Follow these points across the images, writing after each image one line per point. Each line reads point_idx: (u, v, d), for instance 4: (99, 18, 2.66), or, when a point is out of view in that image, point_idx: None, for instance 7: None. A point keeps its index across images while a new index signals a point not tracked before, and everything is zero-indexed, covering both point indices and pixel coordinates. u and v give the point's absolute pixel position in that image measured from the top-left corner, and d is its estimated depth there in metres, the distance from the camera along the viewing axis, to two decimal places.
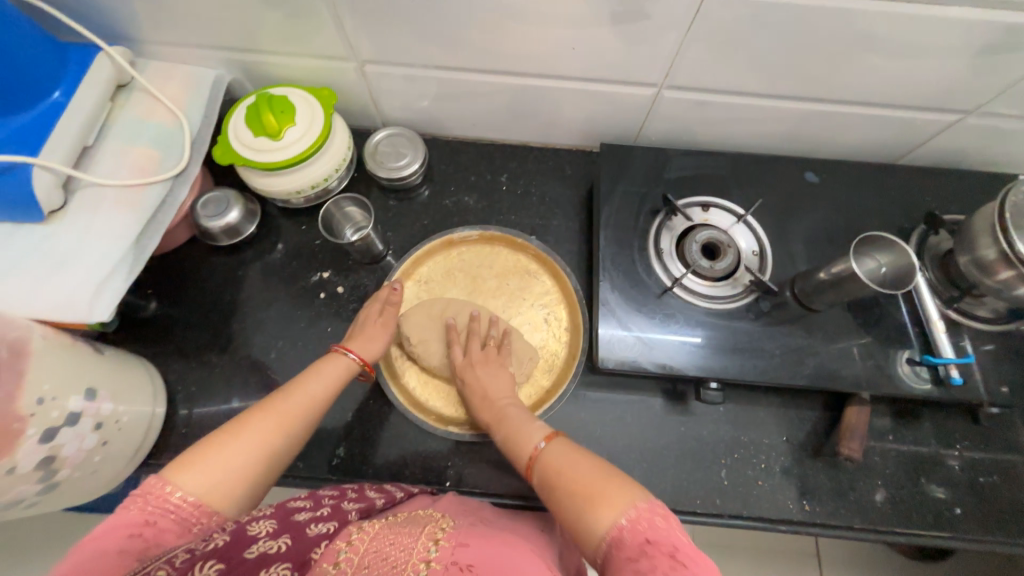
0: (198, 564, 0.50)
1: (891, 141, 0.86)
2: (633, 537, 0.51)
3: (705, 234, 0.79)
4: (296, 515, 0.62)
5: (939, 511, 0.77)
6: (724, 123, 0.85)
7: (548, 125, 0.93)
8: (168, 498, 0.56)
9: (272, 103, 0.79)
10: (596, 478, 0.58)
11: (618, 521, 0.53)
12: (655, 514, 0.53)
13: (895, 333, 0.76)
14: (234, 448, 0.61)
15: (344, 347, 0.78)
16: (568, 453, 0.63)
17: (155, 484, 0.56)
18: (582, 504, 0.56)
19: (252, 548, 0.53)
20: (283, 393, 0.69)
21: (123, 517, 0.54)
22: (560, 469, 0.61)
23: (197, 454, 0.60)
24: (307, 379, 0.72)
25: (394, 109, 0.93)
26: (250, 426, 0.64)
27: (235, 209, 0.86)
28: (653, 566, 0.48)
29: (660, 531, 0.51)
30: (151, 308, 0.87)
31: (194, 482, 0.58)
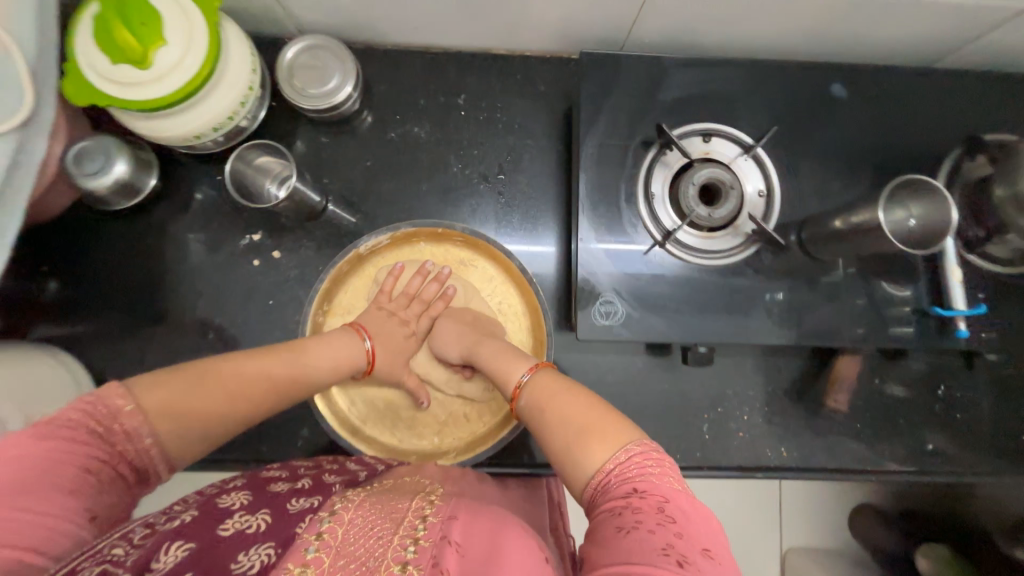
0: (160, 549, 0.42)
1: (943, 37, 0.68)
2: (620, 485, 0.45)
3: (704, 173, 0.66)
4: (273, 487, 0.54)
5: (913, 449, 0.78)
6: (735, 18, 0.66)
7: (511, 25, 0.72)
8: (128, 432, 0.45)
9: (125, 11, 0.57)
10: (590, 408, 0.52)
11: (606, 461, 0.47)
12: (649, 460, 0.46)
13: (907, 280, 0.68)
14: (216, 396, 0.50)
15: (363, 330, 0.69)
16: (557, 389, 0.57)
17: (118, 403, 0.45)
18: (568, 439, 0.50)
19: (224, 527, 0.45)
20: (290, 351, 0.59)
21: (78, 447, 0.43)
22: (552, 398, 0.55)
23: (165, 374, 0.50)
24: (318, 349, 0.62)
25: (307, 10, 0.70)
26: (238, 374, 0.53)
27: (121, 162, 0.68)
28: (639, 519, 0.41)
29: (655, 480, 0.44)
30: (52, 290, 0.74)
31: (159, 421, 0.46)
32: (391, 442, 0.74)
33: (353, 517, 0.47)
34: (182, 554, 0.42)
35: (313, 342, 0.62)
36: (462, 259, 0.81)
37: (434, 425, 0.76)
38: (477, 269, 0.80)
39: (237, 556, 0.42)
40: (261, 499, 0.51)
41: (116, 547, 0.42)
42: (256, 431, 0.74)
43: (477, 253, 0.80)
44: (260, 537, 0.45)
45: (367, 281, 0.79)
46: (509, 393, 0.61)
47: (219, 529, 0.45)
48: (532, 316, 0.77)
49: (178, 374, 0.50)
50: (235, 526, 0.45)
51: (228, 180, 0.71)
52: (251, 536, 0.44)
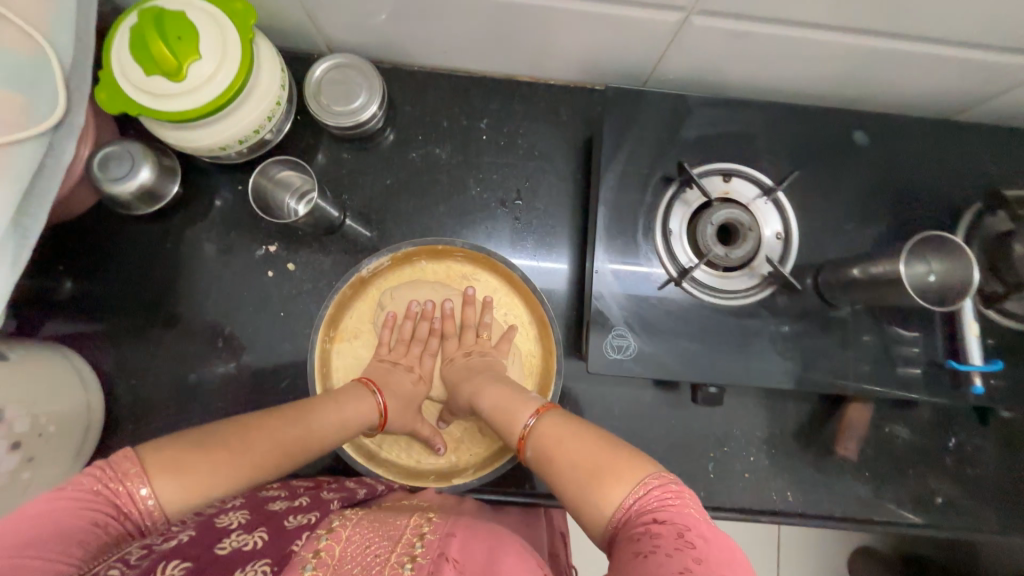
0: (159, 565, 0.40)
1: (968, 91, 0.68)
2: (639, 517, 0.44)
3: (724, 213, 0.65)
4: (270, 507, 0.53)
5: (922, 502, 0.76)
6: (761, 61, 0.67)
7: (538, 54, 0.73)
8: (131, 496, 0.45)
9: (163, 25, 0.58)
10: (597, 449, 0.51)
11: (621, 497, 0.46)
12: (669, 491, 0.46)
13: (923, 332, 0.67)
14: (218, 468, 0.49)
15: (374, 385, 0.68)
16: (566, 429, 0.56)
17: (126, 469, 0.46)
18: (584, 482, 0.49)
19: (223, 544, 0.44)
20: (293, 417, 0.58)
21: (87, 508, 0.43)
22: (560, 440, 0.54)
23: (183, 451, 0.49)
24: (323, 413, 0.61)
25: (339, 29, 0.71)
26: (248, 451, 0.52)
27: (146, 168, 0.69)
28: (657, 544, 0.41)
29: (673, 511, 0.44)
30: (67, 288, 0.74)
31: (165, 494, 0.46)
32: (408, 470, 0.72)
33: (351, 535, 0.48)
34: (182, 570, 0.40)
35: (320, 407, 0.61)
36: (466, 274, 0.78)
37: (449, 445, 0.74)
38: (480, 282, 0.78)
39: (235, 571, 0.41)
40: (259, 516, 0.50)
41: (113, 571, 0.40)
42: None
43: (481, 267, 0.78)
44: (262, 553, 0.44)
45: (372, 303, 0.77)
46: (515, 441, 0.59)
47: (217, 547, 0.44)
48: (541, 330, 0.76)
49: (195, 450, 0.49)
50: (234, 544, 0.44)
51: (250, 194, 0.71)
52: (249, 552, 0.43)
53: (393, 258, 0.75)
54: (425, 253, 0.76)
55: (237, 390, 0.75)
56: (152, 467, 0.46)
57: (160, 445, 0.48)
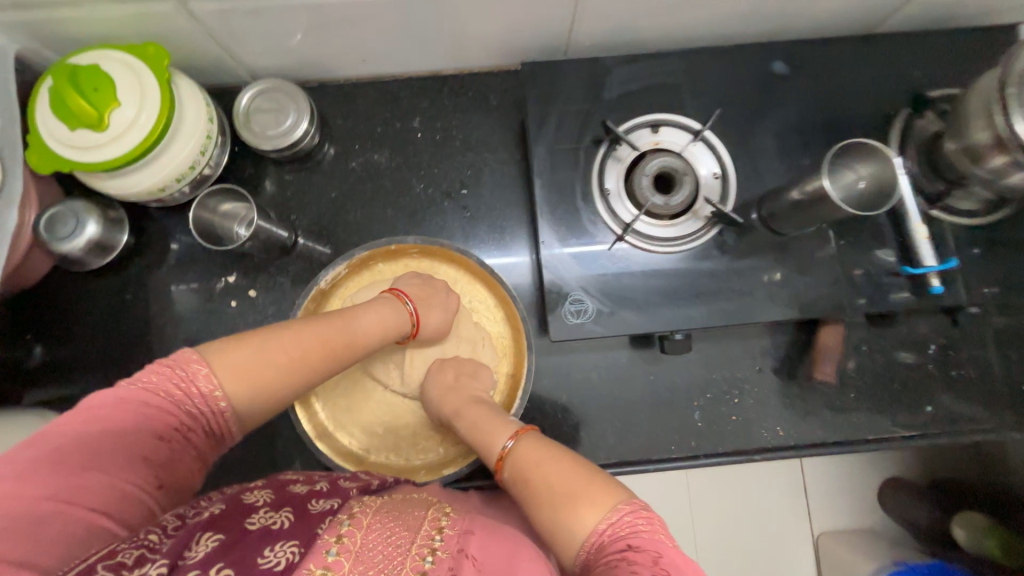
0: (194, 538, 0.41)
1: (874, 4, 0.69)
2: (614, 543, 0.45)
3: (656, 162, 0.66)
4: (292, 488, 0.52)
5: (912, 413, 0.76)
6: (667, 11, 0.68)
7: (454, 45, 0.74)
8: (183, 389, 0.48)
9: (77, 79, 0.60)
10: (575, 474, 0.51)
11: (595, 526, 0.47)
12: (640, 518, 0.46)
13: (875, 243, 0.68)
14: (285, 362, 0.53)
15: (403, 295, 0.68)
16: (543, 452, 0.55)
17: (195, 368, 0.49)
18: (553, 503, 0.49)
19: (252, 520, 0.43)
20: (341, 320, 0.59)
21: (156, 411, 0.47)
22: (536, 465, 0.53)
23: (233, 345, 0.52)
24: (362, 317, 0.62)
25: (257, 56, 0.72)
26: (297, 342, 0.54)
27: (93, 222, 0.71)
28: (633, 571, 0.42)
29: (645, 539, 0.45)
30: (38, 354, 0.75)
31: (234, 387, 0.50)
32: (397, 467, 0.72)
33: (373, 523, 0.47)
34: (215, 544, 0.40)
35: (361, 310, 0.62)
36: (425, 268, 0.79)
37: (435, 436, 0.74)
38: (440, 274, 0.79)
39: (264, 550, 0.40)
40: (283, 498, 0.48)
41: (152, 533, 0.42)
42: (252, 469, 0.75)
43: (437, 259, 0.78)
44: (289, 533, 0.43)
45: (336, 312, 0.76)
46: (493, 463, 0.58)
47: (246, 522, 0.43)
48: (506, 309, 0.77)
49: (242, 343, 0.52)
50: (262, 521, 0.43)
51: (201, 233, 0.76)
52: (276, 533, 0.42)
53: (354, 261, 0.76)
54: (382, 254, 0.77)
55: None
56: (219, 364, 0.50)
57: (223, 348, 0.51)
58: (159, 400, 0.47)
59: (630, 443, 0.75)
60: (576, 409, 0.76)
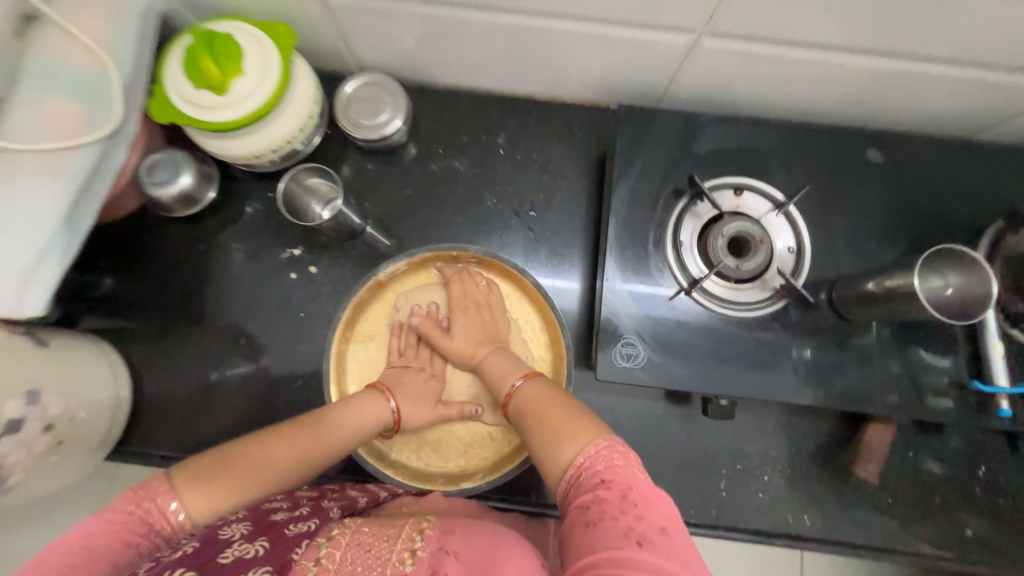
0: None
1: (982, 112, 0.69)
2: (589, 477, 0.48)
3: (735, 226, 0.66)
4: (272, 515, 0.52)
5: (950, 533, 0.72)
6: (770, 82, 0.69)
7: (556, 74, 0.77)
8: (162, 512, 0.49)
9: (213, 44, 0.64)
10: (567, 414, 0.54)
11: (578, 458, 0.49)
12: (615, 453, 0.48)
13: (944, 351, 0.66)
14: (251, 473, 0.54)
15: (385, 391, 0.68)
16: (544, 395, 0.58)
17: (157, 487, 0.50)
18: (545, 441, 0.53)
19: (224, 554, 0.44)
20: (315, 424, 0.60)
21: (119, 526, 0.47)
22: (535, 406, 0.57)
23: (220, 467, 0.53)
24: (338, 416, 0.62)
25: (370, 51, 0.76)
26: (268, 453, 0.56)
27: (188, 173, 0.75)
28: (604, 511, 0.44)
29: (617, 472, 0.47)
30: (106, 285, 0.79)
31: (196, 504, 0.50)
32: (416, 470, 0.73)
33: (350, 541, 0.49)
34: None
35: (338, 412, 0.62)
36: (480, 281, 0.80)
37: (457, 446, 0.74)
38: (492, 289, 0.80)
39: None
40: (261, 527, 0.50)
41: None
42: None
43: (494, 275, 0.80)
44: (264, 561, 0.44)
45: (387, 307, 0.79)
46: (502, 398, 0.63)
47: (219, 557, 0.44)
48: (552, 336, 0.77)
49: (223, 477, 0.52)
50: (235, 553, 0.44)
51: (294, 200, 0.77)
52: (249, 561, 0.44)
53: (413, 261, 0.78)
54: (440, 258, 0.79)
55: (254, 387, 0.78)
56: (181, 484, 0.50)
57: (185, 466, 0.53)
58: (126, 521, 0.47)
59: None
60: None
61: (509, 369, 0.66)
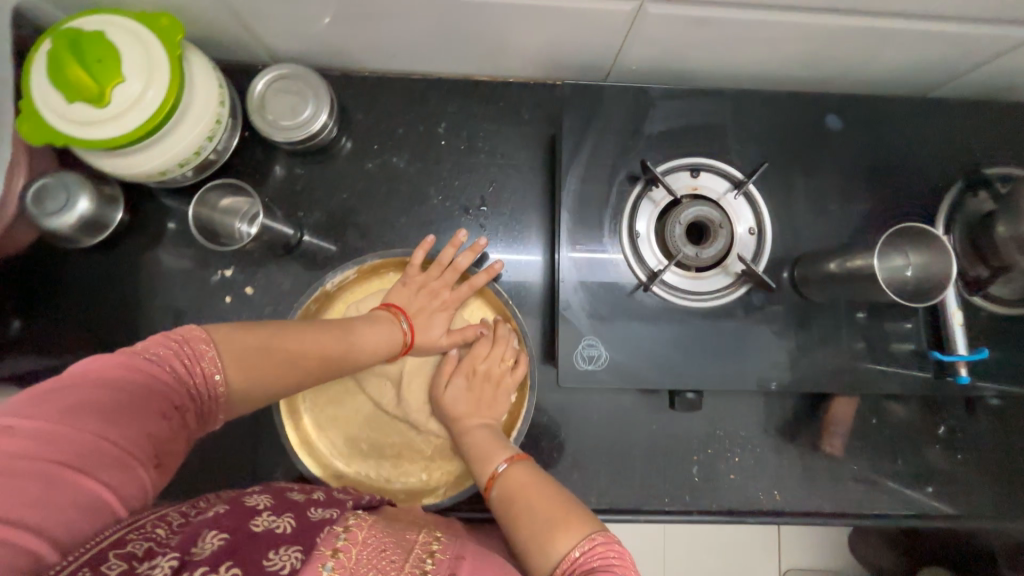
0: (203, 534, 0.39)
1: (944, 65, 0.65)
2: (587, 575, 0.45)
3: (692, 211, 0.62)
4: (291, 495, 0.48)
5: (913, 492, 0.74)
6: (724, 48, 0.63)
7: (493, 51, 0.69)
8: (206, 377, 0.50)
9: (79, 47, 0.54)
10: (557, 506, 0.52)
11: (572, 552, 0.47)
12: (611, 551, 0.47)
13: (907, 322, 0.64)
14: (280, 368, 0.55)
15: (397, 313, 0.68)
16: (531, 480, 0.56)
17: (198, 344, 0.51)
18: (537, 530, 0.50)
19: (256, 522, 0.41)
20: (340, 333, 0.60)
21: (143, 385, 0.46)
22: (524, 493, 0.55)
23: (252, 338, 0.53)
24: (366, 332, 0.63)
25: (278, 38, 0.67)
26: (288, 339, 0.56)
27: (83, 198, 0.66)
28: None
29: (617, 573, 0.45)
30: (16, 329, 0.71)
31: (235, 382, 0.52)
32: (372, 483, 0.70)
33: (367, 537, 0.43)
34: (222, 541, 0.39)
35: (361, 324, 0.63)
36: None
37: (419, 461, 0.72)
38: None
39: (268, 554, 0.38)
40: (286, 504, 0.46)
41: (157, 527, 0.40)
42: (229, 474, 0.72)
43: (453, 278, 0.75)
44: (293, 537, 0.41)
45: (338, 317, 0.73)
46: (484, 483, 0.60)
47: (251, 524, 0.41)
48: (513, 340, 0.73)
49: (253, 333, 0.54)
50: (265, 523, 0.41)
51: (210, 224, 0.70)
52: (280, 535, 0.40)
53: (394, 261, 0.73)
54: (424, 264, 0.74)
55: None
56: (227, 359, 0.51)
57: (228, 334, 0.53)
58: (155, 370, 0.47)
59: (623, 489, 0.73)
60: (573, 451, 0.73)
61: (494, 448, 0.62)
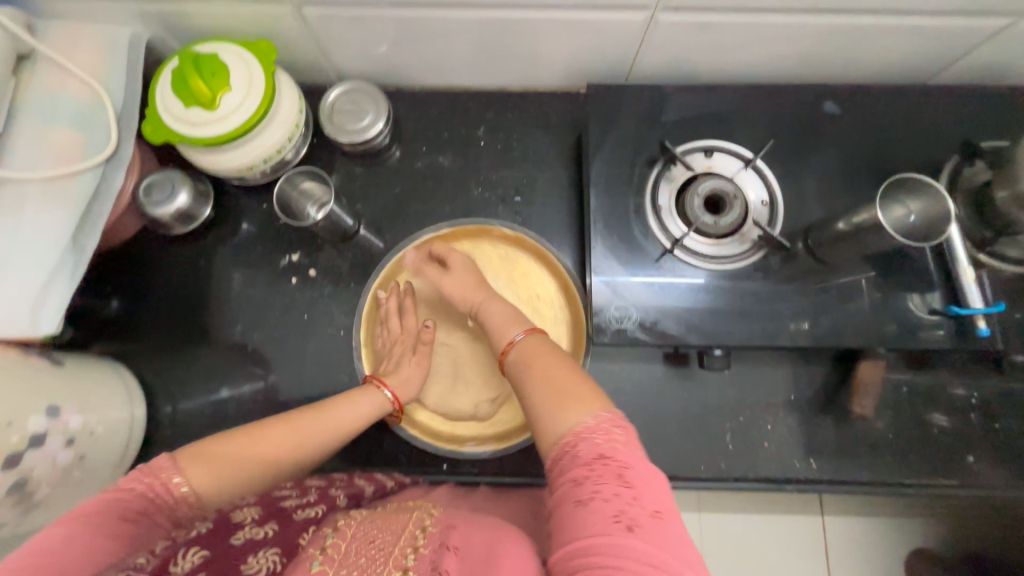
0: (181, 551, 0.44)
1: (927, 56, 0.73)
2: (587, 449, 0.49)
3: (709, 184, 0.70)
4: (282, 502, 0.55)
5: (951, 459, 0.75)
6: (727, 49, 0.73)
7: (526, 64, 0.81)
8: (167, 487, 0.52)
9: (200, 65, 0.68)
10: (570, 379, 0.55)
11: (578, 426, 0.50)
12: (616, 431, 0.50)
13: (920, 282, 0.69)
14: (239, 450, 0.58)
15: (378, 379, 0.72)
16: (547, 352, 0.60)
17: (159, 464, 0.54)
18: (546, 400, 0.54)
19: (237, 535, 0.46)
20: (312, 413, 0.65)
21: (127, 497, 0.50)
22: (539, 360, 0.59)
23: (218, 450, 0.57)
24: (337, 408, 0.67)
25: (348, 60, 0.80)
26: (269, 436, 0.61)
27: (184, 192, 0.77)
28: (597, 488, 0.45)
29: (614, 447, 0.48)
30: (114, 307, 0.82)
31: (198, 481, 0.54)
32: (499, 432, 0.77)
33: (356, 531, 0.49)
34: (201, 557, 0.44)
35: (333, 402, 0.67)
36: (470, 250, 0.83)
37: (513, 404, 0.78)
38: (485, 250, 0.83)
39: (248, 556, 0.44)
40: (270, 511, 0.53)
41: (140, 557, 0.45)
42: None
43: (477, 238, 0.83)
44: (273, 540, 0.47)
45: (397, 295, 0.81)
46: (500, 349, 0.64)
47: (231, 538, 0.47)
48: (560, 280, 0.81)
49: (218, 452, 0.57)
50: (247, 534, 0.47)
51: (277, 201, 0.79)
52: (261, 541, 0.46)
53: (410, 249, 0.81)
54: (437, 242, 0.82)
55: (266, 391, 0.80)
56: (180, 459, 0.55)
57: (196, 458, 0.56)
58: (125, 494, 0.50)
59: (658, 455, 0.75)
60: None
61: (509, 321, 0.66)
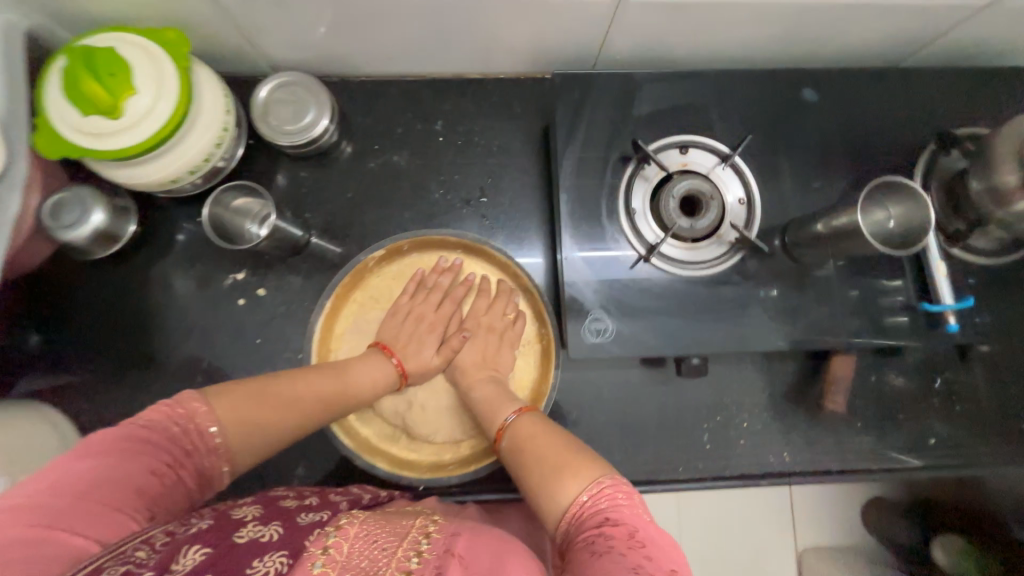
0: (182, 548, 0.40)
1: (907, 36, 0.69)
2: (593, 515, 0.48)
3: (685, 185, 0.66)
4: (282, 505, 0.51)
5: (915, 444, 0.77)
6: (702, 33, 0.67)
7: (484, 49, 0.72)
8: (202, 433, 0.50)
9: (94, 63, 0.57)
10: (567, 448, 0.55)
11: (579, 495, 0.50)
12: (619, 494, 0.49)
13: (894, 279, 0.68)
14: (276, 409, 0.56)
15: (387, 349, 0.70)
16: (541, 427, 0.60)
17: (196, 409, 0.51)
18: (544, 474, 0.53)
19: (240, 533, 0.43)
20: (335, 371, 0.63)
21: (147, 446, 0.47)
22: (535, 436, 0.58)
23: (247, 397, 0.55)
24: (357, 368, 0.66)
25: (280, 47, 0.70)
26: (293, 389, 0.58)
27: (99, 212, 0.68)
28: (609, 544, 0.44)
29: (621, 513, 0.48)
30: (36, 342, 0.73)
31: (233, 432, 0.52)
32: (471, 456, 0.72)
33: (358, 532, 0.48)
34: (204, 555, 0.40)
35: (354, 364, 0.66)
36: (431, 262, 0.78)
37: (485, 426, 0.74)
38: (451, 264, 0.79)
39: (253, 558, 0.40)
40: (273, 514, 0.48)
41: (139, 550, 0.40)
42: (252, 472, 0.73)
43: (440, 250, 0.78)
44: (279, 542, 0.43)
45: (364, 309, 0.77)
46: (494, 433, 0.63)
47: (235, 536, 0.43)
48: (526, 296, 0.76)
49: (255, 394, 0.55)
50: (252, 533, 0.43)
51: (207, 223, 0.69)
52: (265, 544, 0.43)
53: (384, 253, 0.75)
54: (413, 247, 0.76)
55: None
56: (221, 411, 0.52)
57: (226, 395, 0.54)
58: (151, 437, 0.48)
59: (637, 460, 0.75)
60: (586, 427, 0.75)
61: (501, 403, 0.65)
